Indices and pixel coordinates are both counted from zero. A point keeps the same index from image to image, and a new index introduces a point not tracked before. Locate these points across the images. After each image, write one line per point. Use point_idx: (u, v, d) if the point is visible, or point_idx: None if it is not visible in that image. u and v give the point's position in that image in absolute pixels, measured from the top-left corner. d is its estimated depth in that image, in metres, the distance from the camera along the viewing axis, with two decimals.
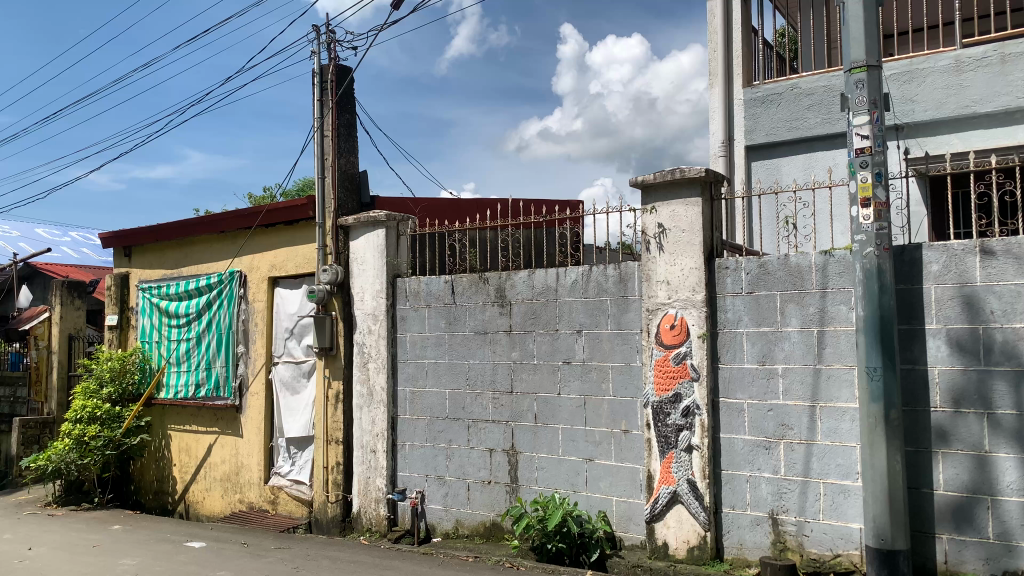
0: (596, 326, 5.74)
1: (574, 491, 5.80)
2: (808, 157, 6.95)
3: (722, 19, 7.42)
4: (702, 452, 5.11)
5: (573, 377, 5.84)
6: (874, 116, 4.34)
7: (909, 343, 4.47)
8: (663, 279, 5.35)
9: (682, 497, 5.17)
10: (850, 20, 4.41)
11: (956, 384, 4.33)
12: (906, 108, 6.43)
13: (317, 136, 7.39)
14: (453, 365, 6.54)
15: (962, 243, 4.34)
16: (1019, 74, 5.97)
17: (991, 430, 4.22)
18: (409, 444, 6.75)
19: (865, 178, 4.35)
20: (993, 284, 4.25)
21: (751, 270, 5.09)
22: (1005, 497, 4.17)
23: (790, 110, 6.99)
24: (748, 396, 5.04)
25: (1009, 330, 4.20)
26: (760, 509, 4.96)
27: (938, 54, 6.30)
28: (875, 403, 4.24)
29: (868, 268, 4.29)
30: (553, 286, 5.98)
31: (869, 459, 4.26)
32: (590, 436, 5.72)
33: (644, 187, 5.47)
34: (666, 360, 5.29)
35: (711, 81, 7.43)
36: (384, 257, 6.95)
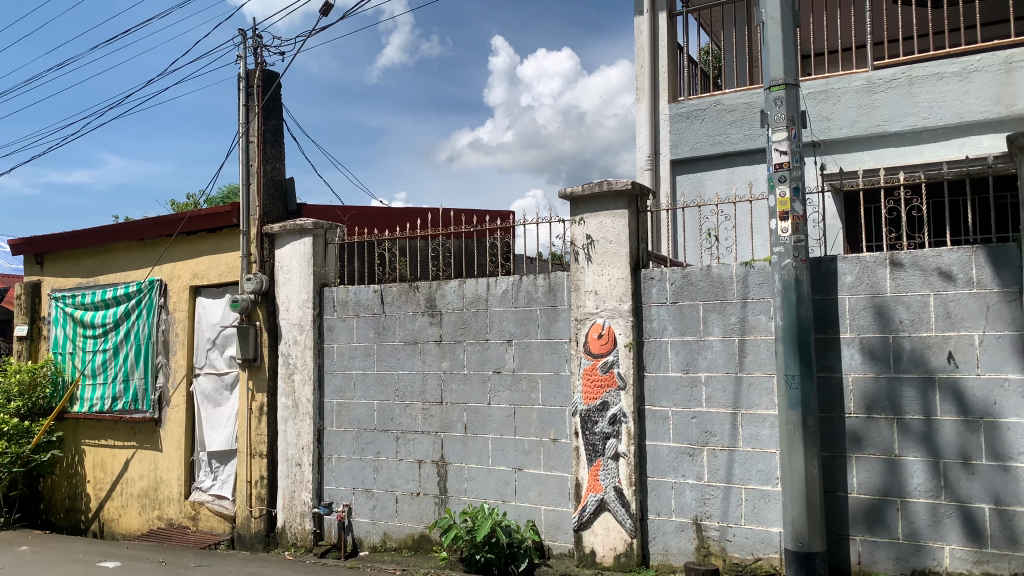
0: (526, 336, 5.77)
1: (503, 500, 5.80)
2: (730, 172, 7.16)
3: (648, 35, 7.58)
4: (628, 459, 5.19)
5: (503, 387, 5.85)
6: (791, 133, 4.50)
7: (825, 352, 4.63)
8: (591, 289, 5.42)
9: (609, 505, 5.23)
10: (769, 39, 4.57)
11: (868, 391, 4.51)
12: (822, 126, 6.69)
13: (242, 142, 7.22)
14: (382, 376, 6.47)
15: (873, 255, 4.54)
16: (926, 96, 6.29)
17: (900, 434, 4.41)
18: (336, 456, 6.64)
19: (783, 193, 4.50)
20: (901, 295, 4.45)
21: (676, 280, 5.19)
22: (914, 498, 4.36)
23: (713, 125, 7.19)
24: (673, 404, 5.14)
25: (917, 339, 4.40)
26: (685, 515, 5.06)
27: (852, 75, 6.58)
28: (794, 409, 4.37)
29: (786, 279, 4.43)
30: (483, 295, 5.98)
31: (788, 463, 4.39)
32: (519, 445, 5.74)
33: (573, 198, 5.53)
34: (593, 369, 5.35)
35: (638, 96, 7.60)
36: (311, 266, 6.83)
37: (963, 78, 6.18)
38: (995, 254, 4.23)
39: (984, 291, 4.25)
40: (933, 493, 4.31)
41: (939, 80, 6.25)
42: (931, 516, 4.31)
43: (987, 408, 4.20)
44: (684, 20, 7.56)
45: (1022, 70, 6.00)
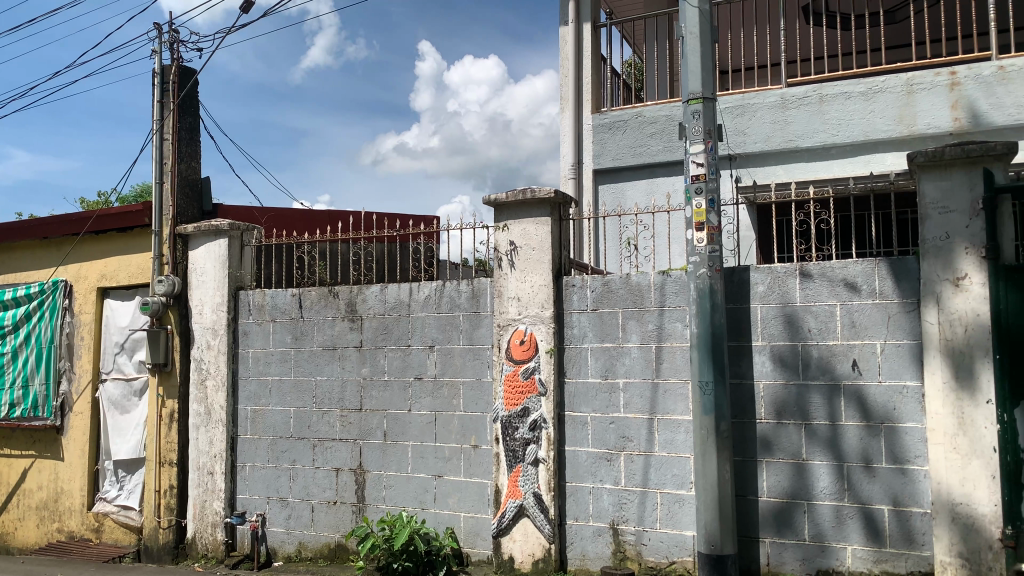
0: (448, 341, 5.74)
1: (423, 508, 5.74)
2: (651, 182, 7.30)
3: (573, 46, 7.67)
4: (548, 465, 5.21)
5: (424, 394, 5.80)
6: (708, 146, 4.62)
7: (738, 359, 4.77)
8: (514, 295, 5.43)
9: (528, 511, 5.24)
10: (688, 54, 4.68)
11: (778, 397, 4.66)
12: (738, 140, 6.89)
13: (156, 139, 6.97)
14: (299, 383, 6.32)
15: (784, 266, 4.70)
16: (834, 114, 6.56)
17: (808, 438, 4.57)
18: (250, 465, 6.46)
19: (700, 205, 4.61)
20: (810, 305, 4.62)
21: (596, 287, 5.26)
22: (819, 501, 4.52)
23: (635, 137, 7.32)
24: (592, 409, 5.19)
25: (824, 347, 4.57)
26: (603, 519, 5.11)
27: (767, 91, 6.81)
28: (708, 415, 4.48)
29: (701, 288, 4.54)
30: (406, 301, 5.92)
31: (701, 468, 4.50)
32: (439, 452, 5.70)
33: (497, 205, 5.53)
34: (515, 375, 5.36)
35: (563, 106, 7.70)
36: (225, 269, 6.64)
37: (869, 98, 6.47)
38: (896, 267, 4.42)
39: (885, 302, 4.45)
40: (837, 495, 4.48)
41: (847, 99, 6.53)
42: (835, 518, 4.48)
43: (887, 413, 4.39)
44: (607, 32, 7.68)
45: (922, 92, 6.32)
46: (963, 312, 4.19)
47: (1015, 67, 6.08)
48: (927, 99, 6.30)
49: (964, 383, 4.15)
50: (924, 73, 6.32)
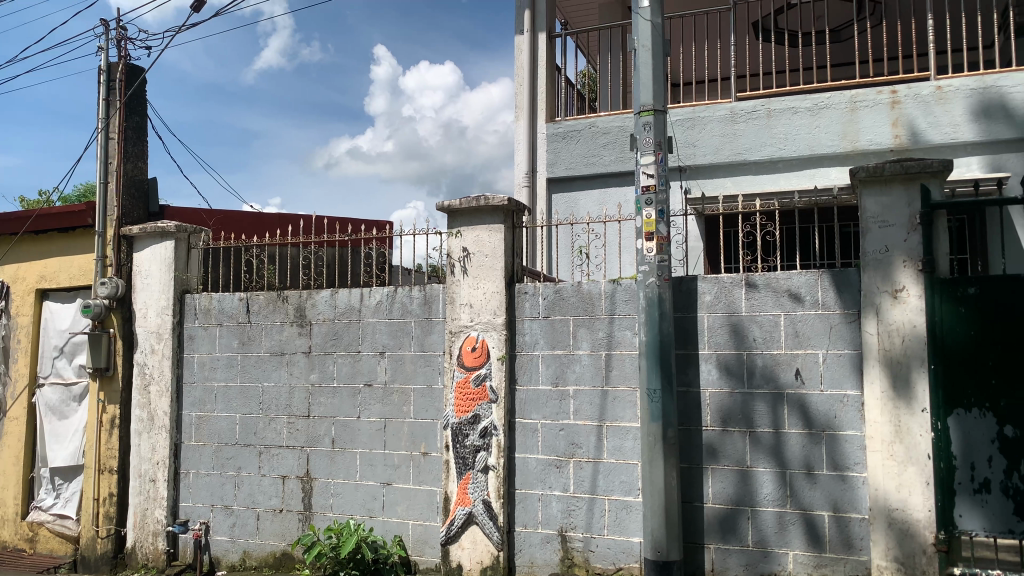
0: (399, 348, 5.71)
1: (370, 516, 5.69)
2: (603, 192, 7.37)
3: (528, 55, 7.71)
4: (498, 472, 5.22)
5: (373, 401, 5.75)
6: (658, 157, 4.68)
7: (685, 367, 4.84)
8: (466, 302, 5.43)
9: (477, 518, 5.24)
10: (640, 66, 4.74)
11: (724, 405, 4.74)
12: (688, 152, 7.01)
13: (101, 138, 6.80)
14: (245, 389, 6.22)
15: (730, 276, 4.79)
16: (782, 128, 6.72)
17: (752, 446, 4.66)
18: (194, 472, 6.32)
19: (649, 215, 4.67)
20: (755, 315, 4.72)
21: (548, 295, 5.29)
22: (763, 507, 4.61)
23: (588, 146, 7.39)
24: (542, 416, 5.22)
25: (768, 356, 4.67)
26: (551, 526, 5.13)
27: (717, 105, 6.95)
28: (655, 422, 4.53)
29: (650, 297, 4.60)
30: (356, 306, 5.87)
31: (648, 475, 4.55)
32: (388, 460, 5.66)
33: (450, 211, 5.52)
34: (466, 382, 5.36)
35: (517, 114, 7.73)
36: (171, 272, 6.50)
37: (815, 114, 6.64)
38: (838, 278, 4.54)
39: (827, 312, 4.56)
40: (780, 502, 4.57)
41: (793, 114, 6.69)
42: (777, 523, 4.57)
43: (828, 421, 4.50)
44: (562, 42, 7.74)
45: (864, 109, 6.51)
46: (901, 324, 4.32)
47: (952, 87, 6.31)
48: (869, 117, 6.49)
49: (901, 392, 4.29)
50: (867, 91, 6.51)
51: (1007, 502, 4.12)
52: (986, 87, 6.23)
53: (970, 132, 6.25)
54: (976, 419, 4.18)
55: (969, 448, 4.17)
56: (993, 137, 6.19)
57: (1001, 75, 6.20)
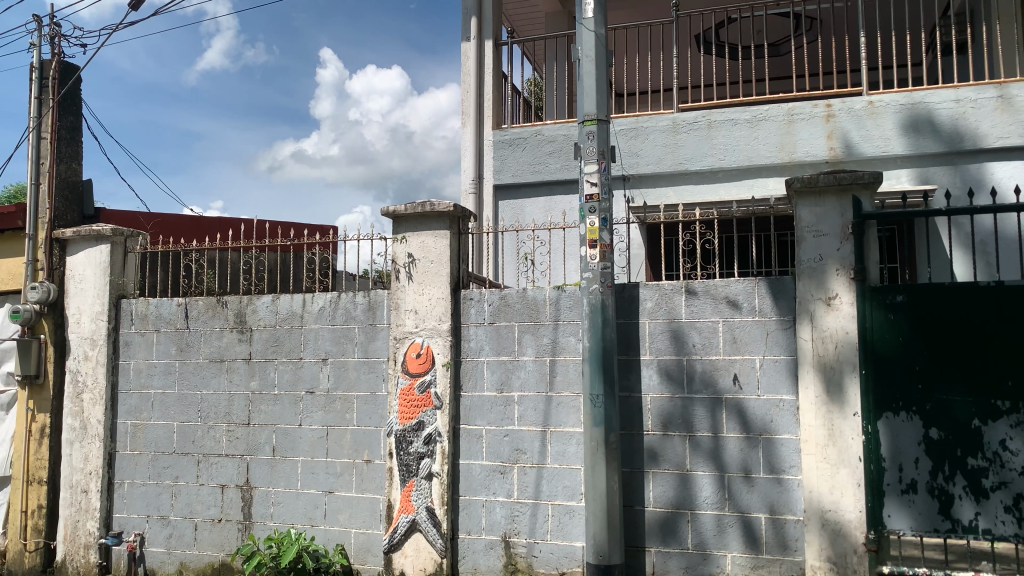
0: (342, 354, 5.65)
1: (312, 525, 5.62)
2: (549, 200, 7.43)
3: (475, 62, 7.73)
4: (442, 479, 5.21)
5: (316, 408, 5.68)
6: (601, 166, 4.75)
7: (627, 373, 4.91)
8: (411, 308, 5.41)
9: (420, 526, 5.21)
10: (585, 76, 4.79)
11: (664, 410, 4.82)
12: (631, 161, 7.11)
13: (33, 137, 6.58)
14: (183, 396, 6.08)
15: (671, 283, 4.87)
16: (721, 140, 6.88)
17: (692, 450, 4.74)
18: (128, 482, 6.15)
19: (593, 222, 4.73)
20: (695, 321, 4.81)
21: (493, 301, 5.30)
22: (702, 510, 4.69)
23: (534, 154, 7.45)
24: (486, 422, 5.22)
25: (707, 361, 4.77)
26: (495, 532, 5.13)
27: (659, 115, 7.07)
28: (597, 427, 4.59)
29: (593, 303, 4.66)
30: (298, 312, 5.80)
31: (591, 480, 4.59)
32: (330, 468, 5.59)
33: (395, 217, 5.50)
34: (410, 389, 5.33)
35: (464, 121, 7.75)
36: (107, 276, 6.32)
37: (753, 125, 6.81)
38: (774, 285, 4.66)
39: (764, 319, 4.68)
40: (718, 504, 4.66)
41: (733, 126, 6.85)
42: (716, 526, 4.66)
43: (765, 425, 4.61)
44: (508, 50, 7.78)
45: (801, 122, 6.70)
46: (834, 330, 4.47)
47: (883, 102, 6.54)
48: (805, 129, 6.69)
49: (834, 397, 4.43)
50: (804, 105, 6.71)
51: (933, 502, 4.26)
52: (915, 103, 6.48)
53: (900, 145, 6.49)
54: (904, 423, 4.33)
55: (898, 450, 4.32)
56: (921, 151, 6.44)
57: (929, 92, 6.46)
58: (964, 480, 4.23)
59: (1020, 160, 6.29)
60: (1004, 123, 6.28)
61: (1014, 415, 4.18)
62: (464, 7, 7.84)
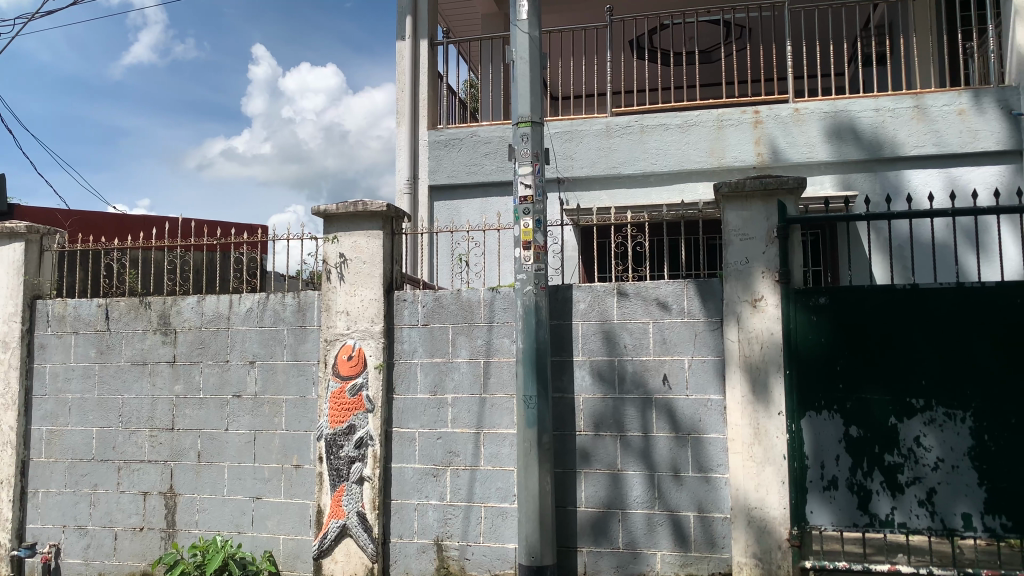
0: (271, 357, 5.53)
1: (239, 531, 5.47)
2: (484, 201, 7.43)
3: (410, 61, 7.67)
4: (373, 483, 5.14)
5: (243, 412, 5.54)
6: (535, 168, 4.76)
7: (560, 373, 4.93)
8: (342, 309, 5.33)
9: (351, 531, 5.13)
10: (519, 77, 4.79)
11: (596, 410, 4.86)
12: (566, 163, 7.16)
13: None
14: (103, 401, 5.85)
15: (603, 285, 4.92)
16: (654, 144, 6.99)
17: (623, 449, 4.79)
18: (43, 490, 5.89)
19: (527, 224, 4.74)
20: (626, 323, 4.86)
21: (427, 303, 5.26)
22: (633, 509, 4.75)
23: (469, 155, 7.43)
24: (419, 425, 5.17)
25: (638, 362, 4.82)
26: (427, 536, 5.09)
27: (593, 119, 7.13)
28: (531, 428, 4.60)
29: (527, 304, 4.66)
30: (225, 313, 5.65)
31: (524, 481, 4.60)
32: (258, 473, 5.46)
33: (326, 216, 5.40)
34: (341, 392, 5.24)
35: (399, 120, 7.67)
36: (21, 276, 6.04)
37: (684, 130, 6.94)
38: (702, 288, 4.75)
39: (693, 320, 4.76)
40: (648, 503, 4.72)
41: (665, 130, 6.96)
42: (646, 525, 4.72)
43: (694, 424, 4.69)
44: (444, 50, 7.74)
45: (730, 128, 6.85)
46: (759, 331, 4.57)
47: (808, 110, 6.74)
48: (734, 134, 6.84)
49: (760, 396, 4.53)
50: (732, 111, 6.86)
51: (853, 497, 4.40)
52: (838, 111, 6.70)
53: (823, 152, 6.70)
54: (826, 421, 4.46)
55: (820, 448, 4.45)
56: (843, 157, 6.66)
57: (850, 101, 6.69)
58: (881, 476, 4.38)
59: (934, 167, 6.57)
60: (920, 133, 6.55)
61: (928, 412, 4.35)
62: (399, 5, 7.77)
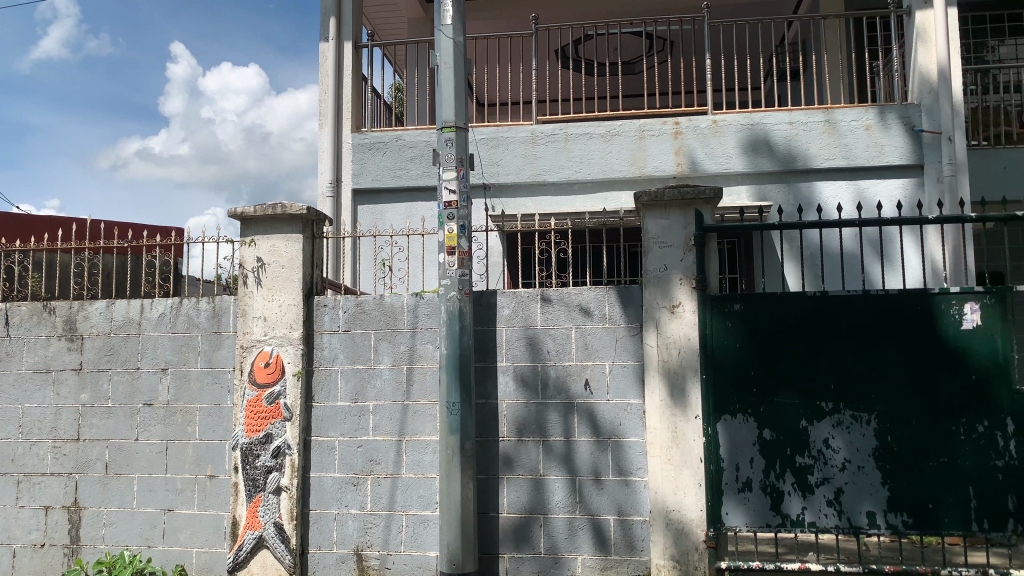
0: (184, 364, 5.34)
1: (148, 546, 5.26)
2: (409, 206, 7.38)
3: (333, 63, 7.52)
4: (291, 493, 5.02)
5: (154, 421, 5.33)
6: (460, 173, 4.74)
7: (483, 380, 4.93)
8: (259, 315, 5.19)
9: (267, 542, 5.00)
10: (443, 82, 4.76)
11: (519, 416, 4.86)
12: (491, 170, 7.17)
13: None
14: (2, 411, 5.56)
15: (527, 291, 4.94)
16: (577, 152, 7.07)
17: (545, 454, 4.81)
18: None
19: (451, 229, 4.71)
20: (549, 329, 4.89)
21: (348, 309, 5.17)
22: (554, 514, 4.77)
23: (394, 160, 7.36)
24: (339, 433, 5.08)
25: (561, 367, 4.85)
26: (346, 546, 4.99)
27: (518, 126, 7.17)
28: (453, 435, 4.58)
29: (451, 310, 4.63)
30: (136, 319, 5.44)
31: (446, 488, 4.57)
32: (170, 484, 5.26)
33: (244, 219, 5.26)
34: (258, 400, 5.11)
35: (321, 122, 7.51)
36: None
37: (607, 139, 7.04)
38: (623, 294, 4.82)
39: (614, 326, 4.82)
40: (570, 508, 4.75)
41: (588, 139, 7.05)
42: (567, 529, 4.74)
43: (614, 429, 4.75)
44: (369, 53, 7.65)
45: (651, 138, 6.98)
46: (677, 337, 4.67)
47: (725, 122, 6.93)
48: (656, 144, 6.98)
49: (677, 400, 4.63)
50: (654, 121, 6.99)
51: (766, 498, 4.53)
52: (754, 124, 6.91)
53: (740, 163, 6.90)
54: (740, 424, 4.58)
55: (735, 451, 4.57)
56: (759, 169, 6.87)
57: (766, 114, 6.91)
58: (792, 477, 4.52)
59: (843, 180, 6.85)
60: (830, 146, 6.82)
61: (836, 415, 4.52)
62: (323, 6, 7.62)
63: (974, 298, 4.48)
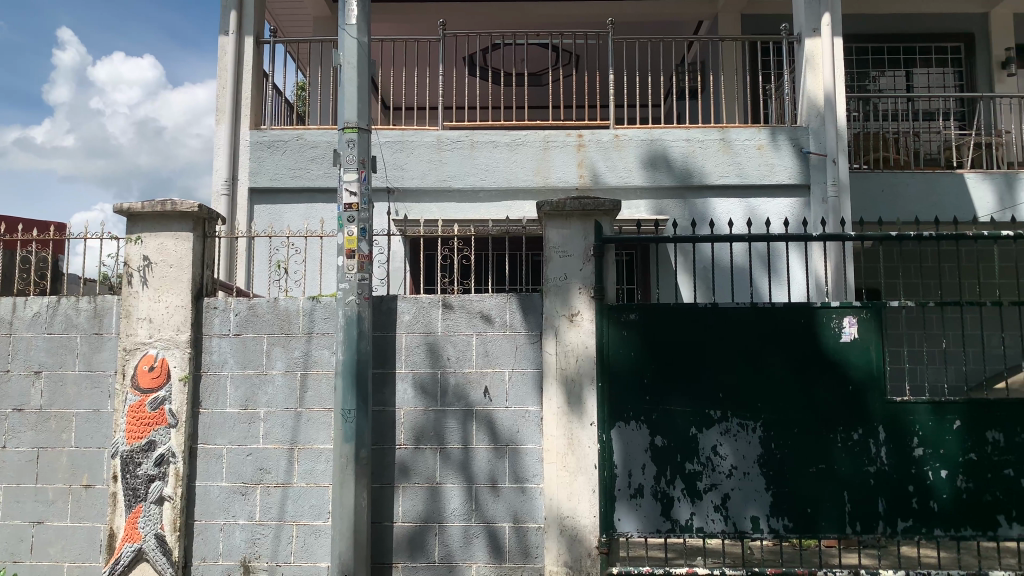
0: (60, 366, 5.03)
1: (14, 561, 4.92)
2: (309, 207, 7.21)
3: (233, 56, 7.27)
4: (174, 503, 4.79)
5: (25, 428, 5.00)
6: (361, 176, 4.65)
7: (381, 387, 4.85)
8: (144, 316, 4.95)
9: (147, 555, 4.76)
10: (346, 82, 4.66)
11: (417, 423, 4.81)
12: (395, 174, 7.08)
13: None
14: None
15: (429, 297, 4.90)
16: (482, 160, 7.09)
17: (442, 462, 4.77)
18: None
19: (351, 232, 4.61)
20: (449, 335, 4.86)
21: (240, 311, 4.99)
22: (450, 522, 4.73)
23: (294, 159, 7.19)
24: (227, 441, 4.89)
25: (460, 375, 4.83)
26: (232, 557, 4.80)
27: (423, 131, 7.12)
28: (348, 443, 4.48)
29: (349, 315, 4.54)
30: (7, 318, 5.11)
31: (339, 497, 4.47)
32: (41, 495, 4.94)
33: (130, 215, 5.00)
34: (141, 406, 4.86)
35: (218, 117, 7.25)
36: None
37: (512, 148, 7.08)
38: (524, 302, 4.83)
39: (514, 333, 4.83)
40: (465, 516, 4.72)
41: (493, 147, 7.08)
42: (463, 538, 4.71)
43: (512, 436, 4.75)
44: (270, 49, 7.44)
45: (555, 149, 7.07)
46: (575, 345, 4.73)
47: (627, 137, 7.10)
48: (560, 156, 7.06)
49: (574, 408, 4.68)
50: (558, 133, 7.08)
51: (657, 504, 4.63)
52: (653, 139, 7.11)
53: (639, 177, 7.07)
54: (633, 431, 4.68)
55: (628, 458, 4.66)
56: (657, 183, 7.07)
57: (664, 131, 7.12)
58: (682, 483, 4.64)
59: (735, 197, 7.12)
60: (724, 164, 7.08)
61: (723, 423, 4.68)
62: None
63: (852, 312, 4.72)
